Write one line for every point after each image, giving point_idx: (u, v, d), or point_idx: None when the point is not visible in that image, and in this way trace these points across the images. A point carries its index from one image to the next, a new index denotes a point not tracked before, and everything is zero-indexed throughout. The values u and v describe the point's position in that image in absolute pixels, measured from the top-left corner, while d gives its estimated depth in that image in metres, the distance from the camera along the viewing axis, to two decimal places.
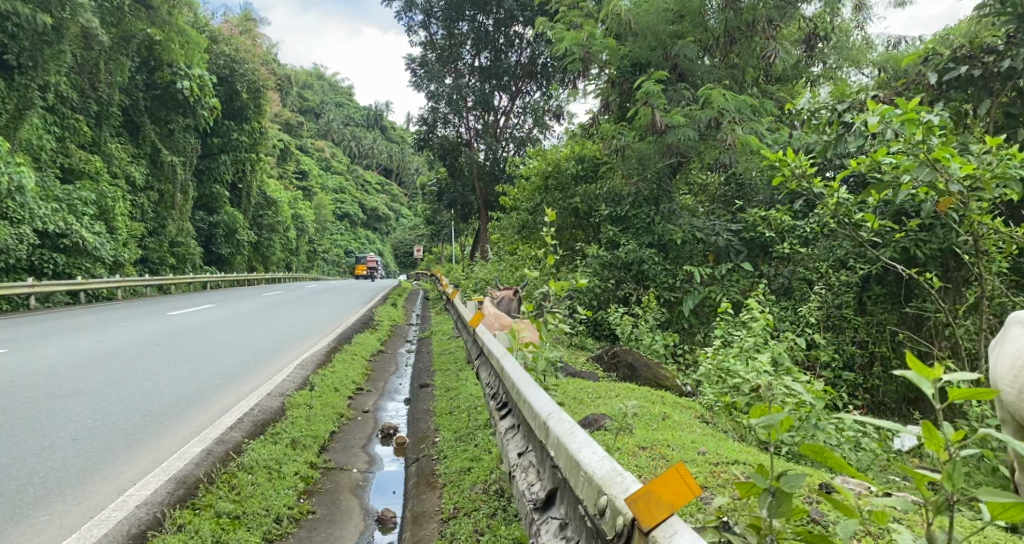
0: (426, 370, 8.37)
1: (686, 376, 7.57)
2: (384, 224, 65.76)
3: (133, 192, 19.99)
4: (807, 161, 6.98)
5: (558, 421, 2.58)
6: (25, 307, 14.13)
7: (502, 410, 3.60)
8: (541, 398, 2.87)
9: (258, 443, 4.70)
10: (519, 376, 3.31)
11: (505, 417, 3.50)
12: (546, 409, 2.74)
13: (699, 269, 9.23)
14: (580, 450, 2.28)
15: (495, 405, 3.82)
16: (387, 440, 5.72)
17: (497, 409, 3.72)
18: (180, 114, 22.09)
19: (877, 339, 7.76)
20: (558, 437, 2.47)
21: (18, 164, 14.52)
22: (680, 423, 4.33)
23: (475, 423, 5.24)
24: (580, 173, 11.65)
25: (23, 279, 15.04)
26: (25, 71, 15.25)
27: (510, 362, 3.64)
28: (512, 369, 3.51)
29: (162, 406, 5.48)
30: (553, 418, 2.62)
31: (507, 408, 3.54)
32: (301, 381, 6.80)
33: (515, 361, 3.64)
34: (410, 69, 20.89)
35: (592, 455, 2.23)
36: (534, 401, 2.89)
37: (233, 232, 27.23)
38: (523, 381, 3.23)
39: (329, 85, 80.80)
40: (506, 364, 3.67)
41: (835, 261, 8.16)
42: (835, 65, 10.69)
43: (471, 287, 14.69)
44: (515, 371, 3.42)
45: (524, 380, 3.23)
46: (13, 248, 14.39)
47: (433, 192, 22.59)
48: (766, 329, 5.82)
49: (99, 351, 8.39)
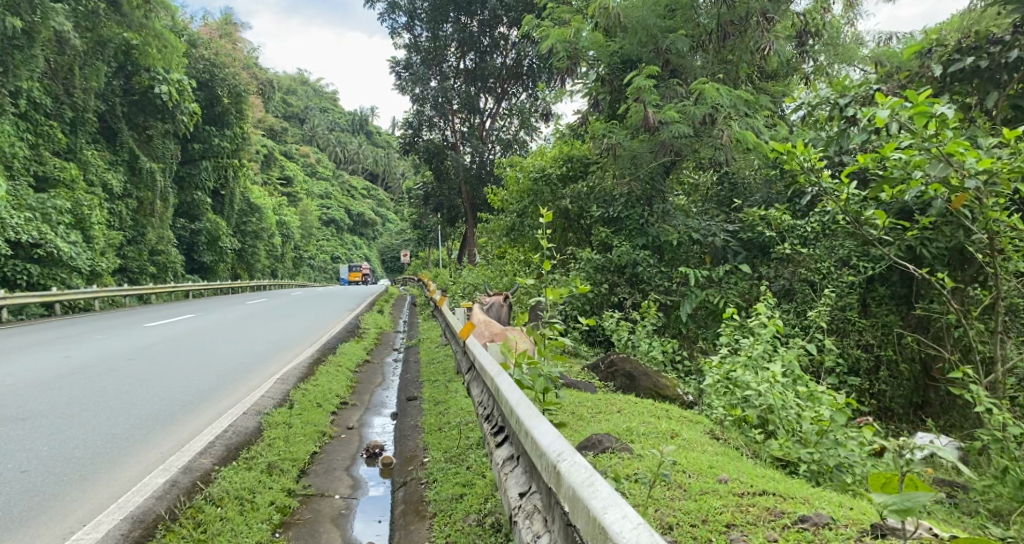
0: (415, 382, 7.98)
1: (687, 385, 7.26)
2: (371, 230, 65.18)
3: (111, 199, 19.43)
4: (815, 155, 6.68)
5: (571, 466, 2.20)
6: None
7: (498, 436, 3.22)
8: (546, 432, 2.49)
9: (229, 469, 4.30)
10: (518, 400, 2.92)
11: (501, 444, 3.12)
12: (554, 447, 2.36)
13: (696, 271, 8.93)
14: (605, 513, 1.90)
15: (489, 428, 3.44)
16: (372, 460, 5.33)
17: (491, 434, 3.34)
18: (159, 119, 21.48)
19: (882, 343, 7.49)
20: (575, 489, 2.09)
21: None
22: (693, 443, 4.00)
23: (469, 442, 4.88)
24: (570, 174, 11.33)
25: None
26: None
27: (506, 382, 3.25)
28: (509, 390, 3.12)
29: (126, 429, 5.06)
30: (564, 462, 2.24)
31: (504, 434, 3.16)
32: (282, 397, 6.40)
33: (512, 380, 3.24)
34: (394, 72, 20.48)
35: (623, 520, 1.85)
36: (539, 435, 2.51)
37: (216, 240, 26.67)
38: (522, 407, 2.85)
39: (313, 91, 80.21)
40: (502, 384, 3.28)
41: (837, 260, 7.92)
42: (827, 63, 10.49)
43: (460, 293, 14.31)
44: (513, 394, 3.03)
45: (523, 406, 2.84)
46: None
47: (420, 196, 22.23)
48: (774, 334, 5.50)
49: (68, 368, 7.95)
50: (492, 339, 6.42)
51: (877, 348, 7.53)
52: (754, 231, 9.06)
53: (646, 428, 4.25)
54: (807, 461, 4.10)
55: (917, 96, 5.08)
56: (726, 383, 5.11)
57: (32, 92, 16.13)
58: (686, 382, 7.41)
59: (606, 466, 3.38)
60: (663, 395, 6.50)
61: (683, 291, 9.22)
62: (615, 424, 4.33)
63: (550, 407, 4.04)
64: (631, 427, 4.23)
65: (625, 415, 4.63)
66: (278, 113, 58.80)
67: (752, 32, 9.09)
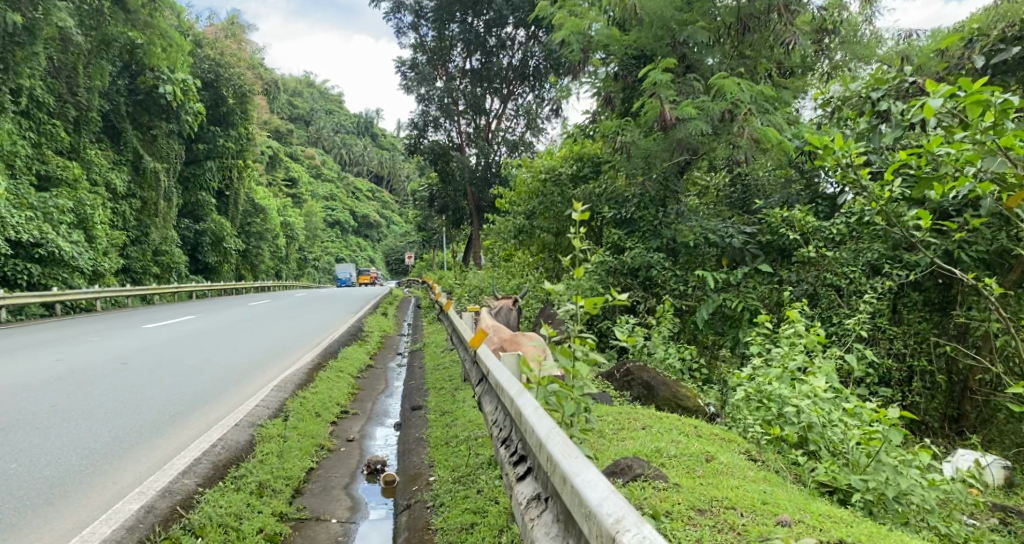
0: (419, 390, 7.55)
1: (709, 396, 6.84)
2: (375, 231, 64.94)
3: (114, 199, 19.08)
4: (855, 149, 6.06)
5: (635, 542, 1.79)
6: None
7: (519, 467, 2.79)
8: (593, 485, 2.07)
9: (215, 492, 3.88)
10: (548, 431, 2.48)
11: (524, 477, 2.70)
12: (608, 511, 1.93)
13: (714, 274, 8.48)
14: None
15: (507, 454, 3.00)
16: (373, 477, 4.93)
17: (510, 462, 2.90)
18: (163, 119, 21.06)
19: (916, 352, 7.05)
20: None
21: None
22: (732, 469, 3.59)
23: (479, 460, 4.46)
24: (581, 174, 10.90)
25: None
26: None
27: (530, 405, 2.80)
28: (535, 416, 2.68)
29: (106, 442, 4.67)
30: (626, 535, 1.82)
31: (526, 466, 2.72)
32: (277, 406, 6.00)
33: (536, 402, 2.80)
34: (400, 71, 20.08)
35: None
36: (584, 489, 2.07)
37: (220, 241, 26.30)
38: (552, 441, 2.41)
39: (320, 93, 79.99)
40: (524, 406, 2.84)
41: (867, 266, 7.55)
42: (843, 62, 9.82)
43: (466, 296, 13.91)
44: (540, 423, 2.59)
45: (554, 439, 2.41)
46: None
47: (425, 197, 21.85)
48: (810, 344, 5.08)
49: (56, 373, 7.58)
50: (506, 346, 6.10)
51: (911, 358, 7.09)
52: (774, 233, 8.59)
53: (677, 448, 3.84)
54: (861, 489, 3.66)
55: (971, 86, 4.57)
56: (759, 395, 4.66)
57: (34, 90, 15.76)
58: (708, 393, 6.98)
59: (641, 501, 2.96)
60: (683, 407, 6.06)
61: (700, 295, 8.80)
62: (642, 445, 3.92)
63: (571, 427, 3.60)
64: (661, 448, 3.82)
65: (651, 432, 4.20)
66: (283, 114, 58.42)
67: (774, 26, 8.66)
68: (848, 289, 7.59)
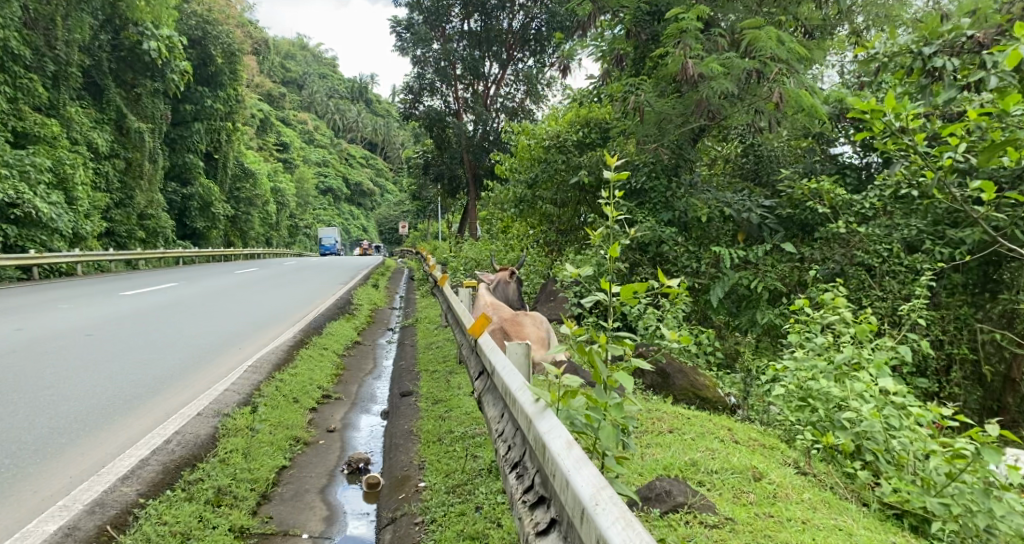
0: (408, 372, 6.90)
1: (728, 385, 6.24)
2: (368, 200, 63.83)
3: (96, 159, 18.04)
4: (910, 111, 5.15)
5: None
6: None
7: (542, 518, 2.09)
8: None
9: (160, 504, 3.23)
10: (594, 492, 1.78)
11: (547, 533, 2.03)
12: None
13: (731, 252, 7.80)
14: None
15: (523, 491, 2.30)
16: (354, 478, 4.30)
17: (529, 505, 2.21)
18: (148, 77, 19.93)
19: (955, 341, 6.42)
20: None
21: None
22: (787, 491, 2.97)
23: (479, 465, 3.82)
24: (588, 141, 10.05)
25: None
26: None
27: (560, 437, 2.09)
28: (568, 458, 1.97)
29: (41, 436, 4.01)
30: None
31: (553, 522, 2.02)
32: (250, 391, 5.31)
33: (569, 434, 2.08)
34: (396, 32, 19.11)
35: None
36: None
37: (208, 205, 25.38)
38: (603, 513, 1.71)
39: (312, 56, 78.13)
40: (551, 439, 2.12)
41: (900, 244, 6.92)
42: (863, 25, 8.86)
43: (460, 269, 13.17)
44: (578, 475, 1.88)
45: (606, 512, 1.70)
46: None
47: (419, 165, 21.00)
48: (858, 332, 4.44)
49: (9, 347, 6.90)
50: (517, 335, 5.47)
51: (948, 345, 6.49)
52: (796, 206, 8.07)
53: (717, 461, 3.23)
54: (940, 515, 3.02)
55: None
56: (800, 394, 4.02)
57: (10, 42, 14.69)
58: (728, 382, 6.36)
59: None
60: (705, 397, 5.48)
61: (714, 274, 8.11)
62: (673, 455, 3.29)
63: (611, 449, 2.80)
64: (698, 460, 3.20)
65: (682, 438, 3.57)
66: (275, 77, 56.81)
67: None
68: (880, 268, 6.94)
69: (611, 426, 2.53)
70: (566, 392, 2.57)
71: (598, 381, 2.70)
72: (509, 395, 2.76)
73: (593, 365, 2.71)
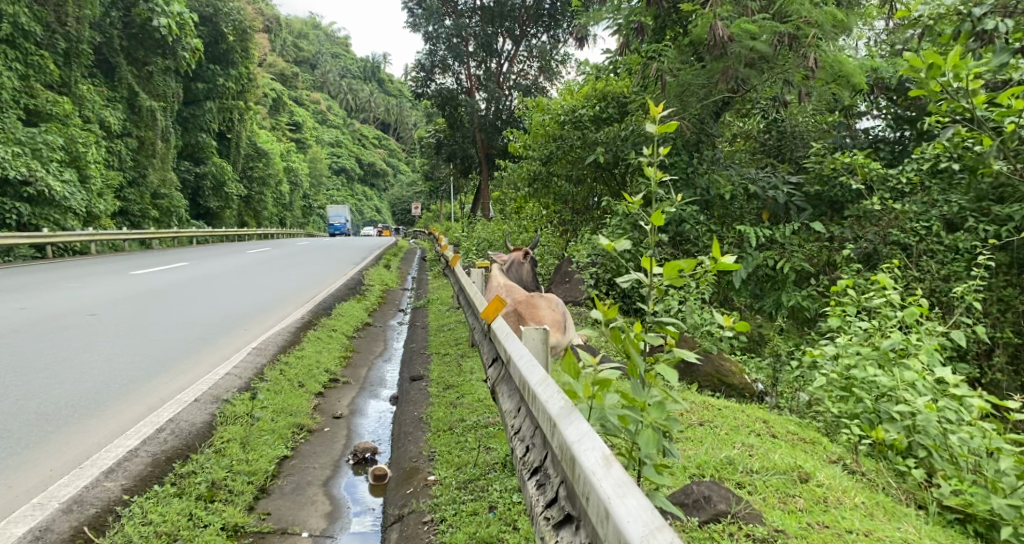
0: (419, 355, 6.63)
1: (755, 371, 5.91)
2: (381, 180, 63.56)
3: (108, 137, 17.80)
4: (971, 73, 4.70)
5: None
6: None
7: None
8: None
9: (147, 501, 3.00)
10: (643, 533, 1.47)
11: None
12: None
13: (757, 230, 7.38)
14: None
15: (546, 506, 1.99)
16: (360, 469, 4.04)
17: (554, 525, 1.90)
18: (159, 54, 19.57)
19: (1000, 326, 6.01)
20: None
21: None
22: (838, 494, 2.66)
23: (494, 459, 3.53)
24: (605, 116, 9.63)
25: None
26: None
27: (594, 451, 1.77)
28: (608, 482, 1.65)
29: (27, 424, 3.78)
30: None
31: None
32: (252, 376, 5.05)
33: (607, 449, 1.76)
34: (408, 7, 18.69)
35: None
36: None
37: (221, 185, 25.16)
38: None
39: (325, 35, 77.56)
40: (584, 453, 1.80)
41: (940, 220, 6.53)
42: None
43: (473, 250, 12.80)
44: (622, 506, 1.56)
45: None
46: None
47: (431, 144, 20.66)
48: (906, 315, 4.09)
49: (10, 327, 6.70)
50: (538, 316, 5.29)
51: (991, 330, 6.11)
52: (823, 183, 7.59)
53: (755, 458, 2.92)
54: (1010, 519, 2.69)
55: None
56: (842, 383, 3.69)
57: (20, 17, 14.42)
58: (755, 368, 6.04)
59: None
60: (731, 383, 5.09)
61: (738, 253, 7.68)
62: (706, 452, 2.98)
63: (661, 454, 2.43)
64: (734, 458, 2.89)
65: (714, 432, 3.26)
66: (287, 57, 56.35)
67: None
68: (918, 247, 6.57)
69: (652, 430, 2.23)
70: (600, 386, 2.28)
71: (634, 375, 2.41)
72: (526, 389, 2.45)
73: (630, 358, 2.40)
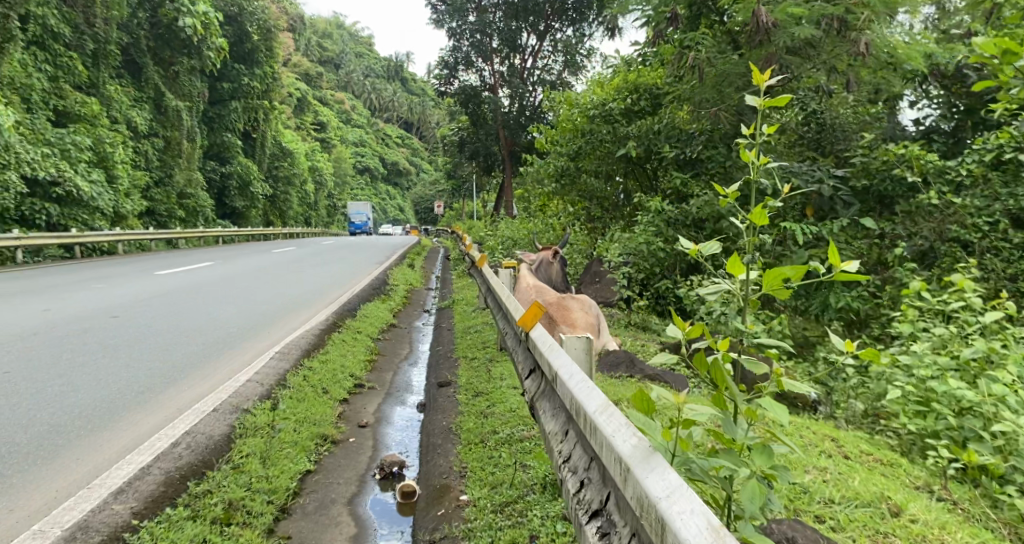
0: (446, 359, 6.34)
1: (806, 377, 5.55)
2: (404, 179, 63.61)
3: (136, 138, 17.79)
4: None
5: None
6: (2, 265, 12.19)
7: None
8: None
9: (157, 528, 2.77)
10: None
11: None
12: None
13: (803, 228, 6.77)
14: None
15: None
16: (387, 485, 3.74)
17: None
18: (185, 54, 19.53)
19: None
20: None
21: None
22: (938, 532, 2.34)
23: (532, 480, 3.23)
24: (636, 110, 9.29)
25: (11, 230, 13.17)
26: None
27: (694, 518, 1.47)
28: None
29: (37, 438, 3.57)
30: None
31: None
32: (274, 383, 4.79)
33: (716, 519, 1.45)
34: (431, 4, 18.52)
35: None
36: None
37: (247, 185, 25.12)
38: None
39: (348, 35, 77.91)
40: (679, 520, 1.49)
41: (1004, 214, 6.12)
42: None
43: (498, 249, 12.45)
44: None
45: None
46: None
47: (454, 142, 20.43)
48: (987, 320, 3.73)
49: (31, 330, 6.54)
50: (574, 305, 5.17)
51: None
52: (871, 176, 7.07)
53: (831, 486, 2.62)
54: None
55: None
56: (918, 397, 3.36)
57: (48, 19, 14.44)
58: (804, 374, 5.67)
59: None
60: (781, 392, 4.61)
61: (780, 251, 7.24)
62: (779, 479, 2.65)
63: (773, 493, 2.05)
64: (811, 486, 2.57)
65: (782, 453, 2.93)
66: (312, 57, 56.58)
67: None
68: (980, 245, 6.16)
69: (756, 482, 1.88)
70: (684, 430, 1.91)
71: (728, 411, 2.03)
72: (580, 414, 2.12)
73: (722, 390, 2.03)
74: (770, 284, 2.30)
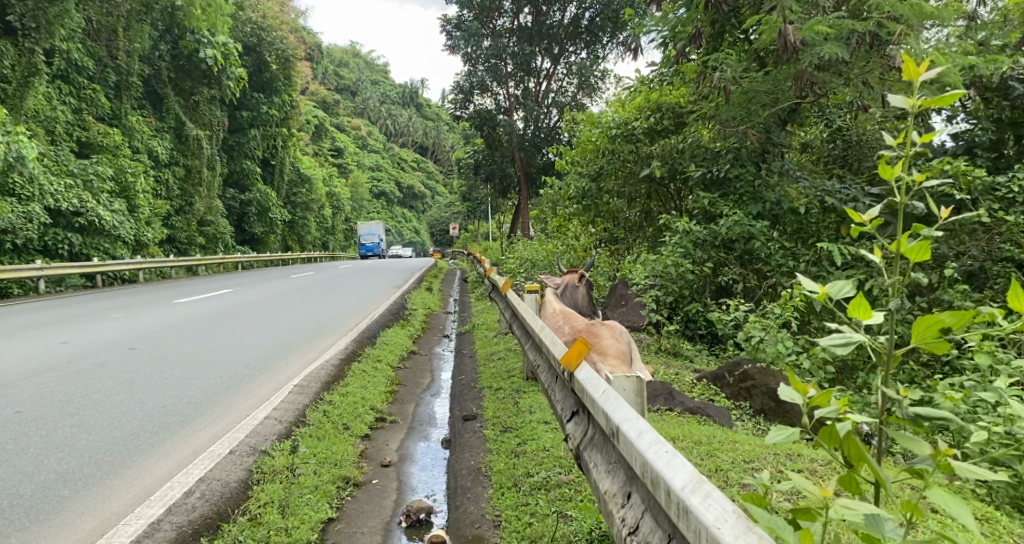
0: (470, 390, 6.05)
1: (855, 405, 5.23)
2: (420, 203, 63.86)
3: (156, 167, 17.86)
4: None
5: None
6: (24, 296, 12.11)
7: None
8: None
9: None
10: None
11: None
12: None
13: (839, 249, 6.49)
14: None
15: None
16: (414, 533, 3.46)
17: None
18: (205, 84, 19.66)
19: None
20: None
21: (18, 133, 12.20)
22: None
23: (576, 533, 2.96)
24: (659, 129, 9.04)
25: (34, 261, 13.13)
26: (29, 34, 13.20)
27: None
28: None
29: (46, 488, 3.36)
30: None
31: None
32: (293, 420, 4.57)
33: None
34: (445, 30, 18.56)
35: None
36: None
37: (266, 211, 25.11)
38: None
39: (364, 63, 78.91)
40: None
41: None
42: None
43: (517, 272, 12.18)
44: None
45: None
46: (21, 228, 12.48)
47: (470, 164, 20.35)
48: None
49: (48, 364, 6.38)
50: (602, 330, 4.93)
51: None
52: None
53: None
54: None
55: None
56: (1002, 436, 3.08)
57: (71, 53, 14.61)
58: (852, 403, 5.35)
59: None
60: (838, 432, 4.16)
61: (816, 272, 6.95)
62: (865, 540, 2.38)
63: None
64: None
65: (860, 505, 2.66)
66: (330, 85, 57.22)
67: None
68: None
69: None
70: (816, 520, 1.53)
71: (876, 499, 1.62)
72: (655, 484, 1.87)
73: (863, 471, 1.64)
74: (920, 333, 1.90)
